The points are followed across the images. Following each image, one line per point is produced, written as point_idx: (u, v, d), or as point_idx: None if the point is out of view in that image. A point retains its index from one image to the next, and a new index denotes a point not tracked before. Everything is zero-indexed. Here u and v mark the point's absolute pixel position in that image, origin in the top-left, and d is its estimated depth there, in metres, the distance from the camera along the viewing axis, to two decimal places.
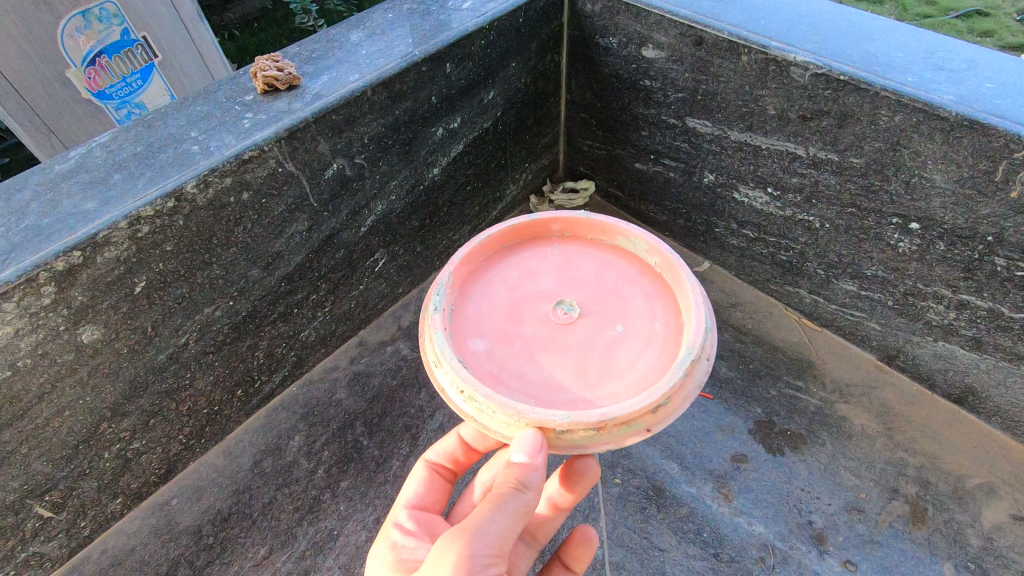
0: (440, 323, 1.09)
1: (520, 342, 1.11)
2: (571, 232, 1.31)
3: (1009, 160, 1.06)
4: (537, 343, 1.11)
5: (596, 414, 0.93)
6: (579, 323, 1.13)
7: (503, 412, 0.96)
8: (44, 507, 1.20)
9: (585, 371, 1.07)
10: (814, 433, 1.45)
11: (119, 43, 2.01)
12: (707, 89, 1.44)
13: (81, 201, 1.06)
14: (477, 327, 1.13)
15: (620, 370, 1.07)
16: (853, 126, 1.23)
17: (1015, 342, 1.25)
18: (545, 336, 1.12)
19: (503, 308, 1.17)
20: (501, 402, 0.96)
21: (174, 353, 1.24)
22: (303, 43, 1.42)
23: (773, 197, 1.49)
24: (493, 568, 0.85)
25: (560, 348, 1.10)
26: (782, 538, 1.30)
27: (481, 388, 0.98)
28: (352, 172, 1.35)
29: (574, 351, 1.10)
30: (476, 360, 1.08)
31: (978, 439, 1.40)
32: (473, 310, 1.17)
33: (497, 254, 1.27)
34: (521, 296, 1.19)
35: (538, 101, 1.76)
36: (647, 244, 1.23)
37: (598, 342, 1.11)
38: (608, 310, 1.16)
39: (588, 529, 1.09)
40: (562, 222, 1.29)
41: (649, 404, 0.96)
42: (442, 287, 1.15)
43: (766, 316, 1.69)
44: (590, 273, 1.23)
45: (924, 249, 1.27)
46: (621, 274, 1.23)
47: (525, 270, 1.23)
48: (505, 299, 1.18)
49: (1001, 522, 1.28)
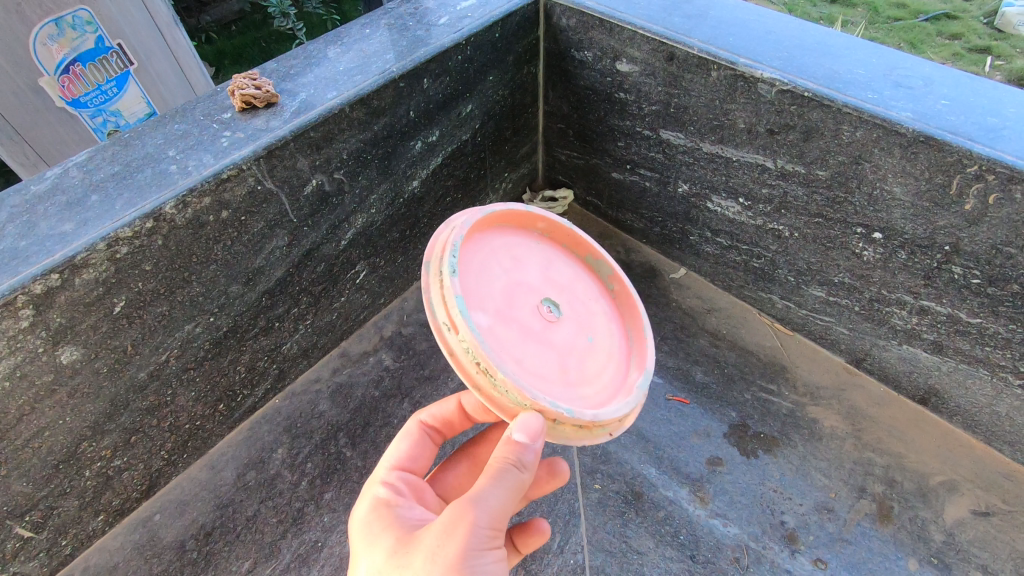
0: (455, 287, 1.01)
1: (518, 326, 1.08)
2: (551, 235, 1.32)
3: (963, 174, 1.11)
4: (531, 330, 1.10)
5: (589, 413, 1.02)
6: (560, 324, 1.15)
7: (517, 394, 0.95)
8: (24, 527, 1.20)
9: (566, 371, 1.09)
10: (786, 435, 1.50)
11: (94, 50, 1.99)
12: (679, 103, 1.48)
13: (59, 222, 1.06)
14: (480, 300, 1.05)
15: (591, 375, 1.13)
16: (818, 140, 1.27)
17: (973, 346, 1.30)
18: (535, 327, 1.11)
19: (501, 288, 1.12)
20: (518, 385, 0.95)
21: (155, 371, 1.24)
22: (281, 60, 1.43)
23: (744, 207, 1.53)
24: (493, 542, 0.88)
25: (546, 344, 1.10)
26: (756, 539, 1.34)
27: (501, 367, 0.95)
28: (331, 187, 1.36)
29: (557, 349, 1.11)
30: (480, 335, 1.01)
31: (941, 438, 1.46)
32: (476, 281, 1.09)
33: (490, 233, 1.21)
34: (514, 282, 1.15)
35: (515, 113, 1.78)
36: (610, 272, 1.31)
37: (575, 346, 1.15)
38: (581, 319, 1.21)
39: (542, 523, 1.13)
40: (547, 222, 1.29)
41: (624, 412, 1.07)
42: (454, 251, 1.07)
43: (740, 322, 1.74)
44: (566, 279, 1.26)
45: (887, 258, 1.33)
46: (587, 289, 1.28)
47: (515, 257, 1.21)
48: (504, 278, 1.14)
49: (962, 517, 1.34)
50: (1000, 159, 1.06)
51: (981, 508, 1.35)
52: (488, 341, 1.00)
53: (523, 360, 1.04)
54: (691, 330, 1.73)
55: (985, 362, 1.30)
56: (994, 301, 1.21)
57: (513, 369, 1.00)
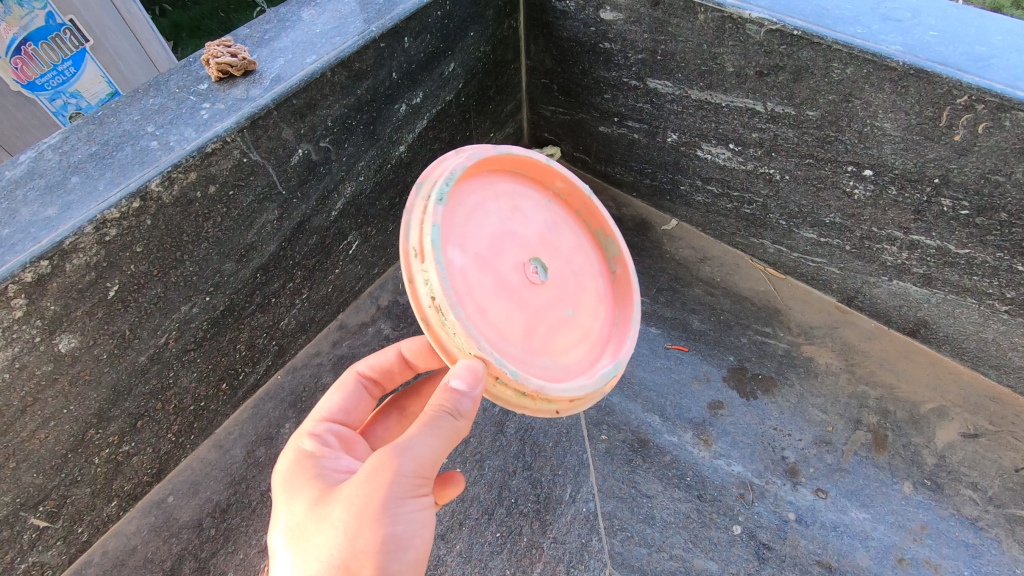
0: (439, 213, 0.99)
1: (494, 275, 1.06)
2: (565, 196, 1.31)
3: (952, 105, 1.12)
4: (511, 281, 1.08)
5: (534, 383, 1.00)
6: (543, 287, 1.13)
7: (464, 339, 0.94)
8: (39, 517, 1.19)
9: (531, 333, 1.08)
10: (783, 374, 1.54)
11: (45, 28, 1.89)
12: (666, 50, 1.45)
13: (41, 207, 1.02)
14: (462, 238, 1.04)
15: (556, 351, 1.11)
16: (808, 80, 1.27)
17: (961, 276, 1.34)
18: (516, 280, 1.08)
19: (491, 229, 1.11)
20: (467, 330, 0.94)
21: (155, 354, 1.22)
22: (253, 25, 1.37)
23: (734, 152, 1.53)
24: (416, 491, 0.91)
25: (521, 302, 1.08)
26: (759, 475, 1.39)
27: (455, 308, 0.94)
28: (318, 156, 1.33)
29: (529, 312, 1.09)
30: (454, 268, 0.99)
31: (930, 367, 1.52)
32: (473, 218, 1.09)
33: (501, 173, 1.22)
34: (509, 227, 1.14)
35: (498, 70, 1.74)
36: (617, 252, 1.29)
37: (551, 317, 1.13)
38: (569, 290, 1.19)
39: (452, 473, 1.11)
40: (567, 183, 1.28)
41: (569, 394, 1.05)
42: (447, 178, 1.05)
43: (733, 269, 1.76)
44: (568, 245, 1.24)
45: (877, 195, 1.34)
46: (588, 263, 1.27)
47: (518, 208, 1.19)
48: (499, 222, 1.13)
49: (952, 441, 1.40)
50: (990, 87, 1.07)
51: (969, 430, 1.42)
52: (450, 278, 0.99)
53: (485, 313, 1.01)
54: (686, 280, 1.75)
55: (973, 291, 1.34)
56: (982, 231, 1.23)
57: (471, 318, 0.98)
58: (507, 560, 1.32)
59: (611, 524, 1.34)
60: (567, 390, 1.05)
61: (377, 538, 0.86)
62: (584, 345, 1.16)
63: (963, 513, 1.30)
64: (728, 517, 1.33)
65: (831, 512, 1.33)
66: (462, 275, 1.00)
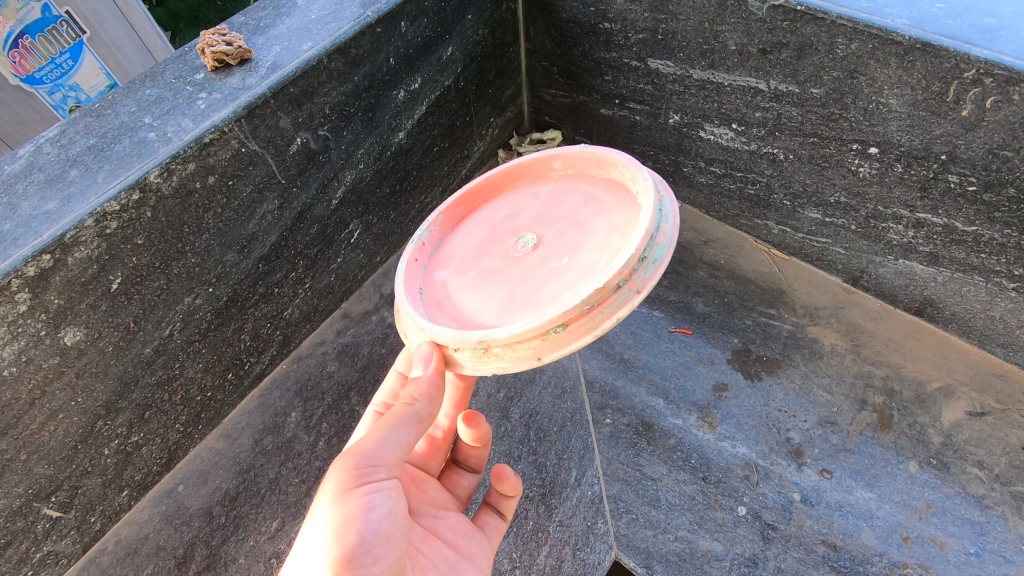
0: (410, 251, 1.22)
1: (478, 271, 1.19)
2: (573, 169, 1.32)
3: (959, 79, 1.10)
4: (490, 270, 1.18)
5: (477, 335, 0.98)
6: (531, 253, 1.16)
7: (416, 329, 1.07)
8: (52, 507, 1.21)
9: (511, 298, 1.09)
10: (788, 355, 1.53)
11: (41, 20, 1.87)
12: (667, 29, 1.43)
13: (41, 201, 1.02)
14: (447, 258, 1.24)
15: (542, 299, 1.06)
16: (812, 56, 1.25)
17: (967, 254, 1.32)
18: (497, 265, 1.18)
19: (479, 241, 1.26)
20: (416, 318, 1.07)
21: (160, 346, 1.23)
22: (248, 12, 1.35)
23: (738, 132, 1.51)
24: (377, 476, 0.94)
25: (501, 277, 1.15)
26: (764, 456, 1.39)
27: (407, 304, 1.10)
28: (317, 144, 1.32)
29: (512, 281, 1.13)
30: (431, 286, 1.19)
31: (936, 346, 1.51)
32: (460, 240, 1.28)
33: (499, 194, 1.36)
34: (497, 231, 1.26)
35: (496, 53, 1.72)
36: (631, 175, 1.17)
37: (539, 273, 1.12)
38: (564, 243, 1.16)
39: (501, 467, 1.16)
40: (562, 158, 1.31)
41: (535, 327, 0.95)
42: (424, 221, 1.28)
43: (737, 251, 1.75)
44: (570, 208, 1.24)
45: (882, 172, 1.32)
46: (598, 209, 1.21)
47: (513, 209, 1.30)
48: (488, 233, 1.27)
49: (958, 419, 1.40)
50: (998, 60, 1.05)
51: (976, 409, 1.41)
52: (427, 292, 1.18)
53: (462, 303, 1.14)
54: (690, 263, 1.74)
55: (980, 269, 1.33)
56: (990, 208, 1.22)
57: (439, 315, 1.12)
58: (513, 543, 1.33)
59: (616, 507, 1.35)
60: (511, 330, 0.96)
61: (341, 518, 0.89)
62: (579, 281, 1.05)
63: (969, 491, 1.30)
64: (733, 498, 1.34)
65: (836, 492, 1.33)
66: (443, 286, 1.19)
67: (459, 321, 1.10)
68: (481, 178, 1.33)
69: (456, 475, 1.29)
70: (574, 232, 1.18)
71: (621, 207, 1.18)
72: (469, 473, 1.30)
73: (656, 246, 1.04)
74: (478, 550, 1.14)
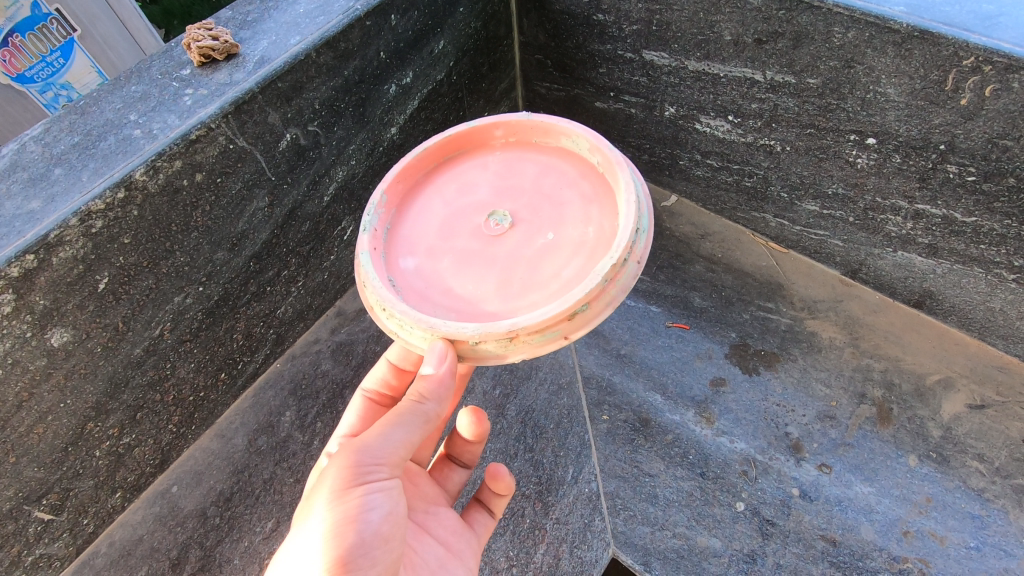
0: (370, 243, 1.11)
1: (452, 256, 1.12)
2: (515, 136, 1.27)
3: (958, 68, 1.08)
4: (469, 253, 1.12)
5: (504, 325, 0.93)
6: (510, 233, 1.12)
7: (417, 327, 0.99)
8: (43, 510, 1.20)
9: (509, 282, 1.06)
10: (786, 349, 1.52)
11: (31, 19, 1.85)
12: (661, 19, 1.41)
13: (25, 200, 1.01)
14: (410, 244, 1.14)
15: (544, 280, 1.05)
16: (808, 46, 1.23)
17: (967, 245, 1.31)
18: (475, 248, 1.12)
19: (439, 222, 1.17)
20: (415, 317, 0.98)
21: (150, 346, 1.22)
22: (235, 6, 1.33)
23: (734, 124, 1.49)
24: (378, 475, 0.93)
25: (487, 261, 1.10)
26: (762, 451, 1.37)
27: (398, 304, 1.00)
28: (307, 140, 1.30)
29: (501, 264, 1.09)
30: (404, 278, 1.10)
31: (936, 339, 1.49)
32: (417, 222, 1.18)
33: (440, 167, 1.26)
34: (457, 210, 1.19)
35: (489, 47, 1.70)
36: (589, 143, 1.17)
37: (527, 254, 1.09)
38: (543, 219, 1.14)
39: (496, 466, 1.16)
40: (504, 126, 1.25)
41: (563, 310, 0.93)
42: (374, 206, 1.16)
43: (735, 244, 1.73)
44: (529, 180, 1.21)
45: (881, 163, 1.31)
46: (560, 179, 1.19)
47: (464, 184, 1.23)
48: (447, 213, 1.19)
49: (958, 412, 1.38)
50: (997, 48, 1.03)
51: (976, 401, 1.40)
52: (402, 286, 1.08)
53: (449, 291, 1.07)
54: (687, 257, 1.73)
55: (980, 260, 1.31)
56: (990, 198, 1.20)
57: (428, 308, 1.05)
58: (510, 542, 1.32)
59: (614, 504, 1.34)
60: (542, 315, 0.93)
61: (337, 518, 0.87)
62: (576, 260, 1.05)
63: (970, 485, 1.29)
64: (731, 494, 1.33)
65: (836, 486, 1.32)
66: (416, 275, 1.10)
67: (455, 312, 1.04)
68: (419, 151, 1.23)
69: (448, 471, 1.27)
70: (545, 206, 1.16)
71: (586, 176, 1.18)
72: (461, 468, 1.28)
73: (644, 217, 1.07)
74: (467, 548, 1.13)
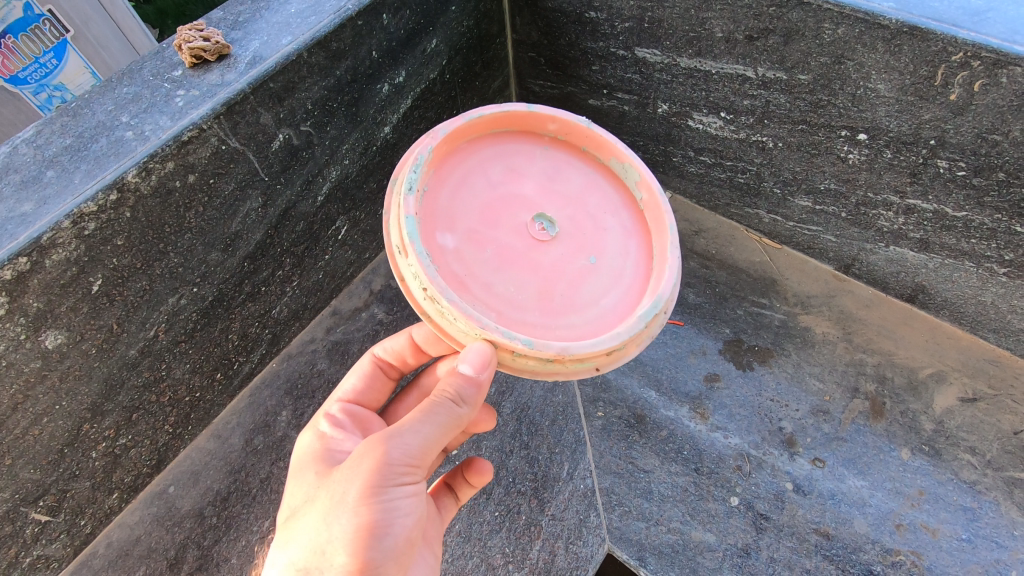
0: (414, 206, 1.01)
1: (495, 245, 1.06)
2: (565, 136, 1.24)
3: (947, 63, 1.09)
4: (511, 247, 1.07)
5: (556, 346, 0.95)
6: (554, 240, 1.10)
7: (465, 322, 0.94)
8: (40, 512, 1.20)
9: (550, 294, 1.05)
10: (780, 345, 1.53)
11: (23, 20, 1.84)
12: (653, 16, 1.41)
13: (17, 203, 1.01)
14: (451, 218, 1.05)
15: (583, 303, 1.06)
16: (799, 42, 1.23)
17: (958, 240, 1.31)
18: (519, 244, 1.08)
19: (480, 205, 1.10)
20: (466, 312, 0.93)
21: (145, 347, 1.22)
22: (226, 6, 1.33)
23: (726, 121, 1.49)
24: (407, 478, 0.96)
25: (531, 264, 1.06)
26: (756, 446, 1.38)
27: (446, 293, 0.94)
28: (299, 140, 1.30)
29: (543, 273, 1.06)
30: (443, 255, 1.01)
31: (928, 333, 1.50)
32: (460, 195, 1.09)
33: (484, 140, 1.18)
34: (500, 195, 1.12)
35: (482, 45, 1.70)
36: (639, 177, 1.20)
37: (570, 269, 1.09)
38: (585, 237, 1.13)
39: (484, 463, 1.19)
40: (560, 122, 1.21)
41: (608, 347, 0.99)
42: (419, 164, 1.05)
43: (728, 240, 1.74)
44: (575, 190, 1.18)
45: (872, 159, 1.31)
46: (604, 201, 1.20)
47: (510, 168, 1.16)
48: (490, 194, 1.12)
49: (951, 406, 1.39)
50: (986, 43, 1.04)
51: (968, 395, 1.41)
52: (441, 266, 0.99)
53: (489, 286, 1.02)
54: (681, 253, 1.73)
55: (971, 255, 1.32)
56: (980, 193, 1.21)
57: (469, 298, 0.99)
58: (506, 538, 1.32)
59: (609, 500, 1.35)
60: (593, 347, 0.97)
61: (363, 522, 0.91)
62: (613, 290, 1.09)
63: (961, 477, 1.30)
64: (725, 489, 1.34)
65: (829, 480, 1.33)
66: (456, 256, 1.02)
67: (496, 311, 1.00)
68: (474, 118, 1.13)
69: None
70: (587, 222, 1.15)
71: (626, 207, 1.20)
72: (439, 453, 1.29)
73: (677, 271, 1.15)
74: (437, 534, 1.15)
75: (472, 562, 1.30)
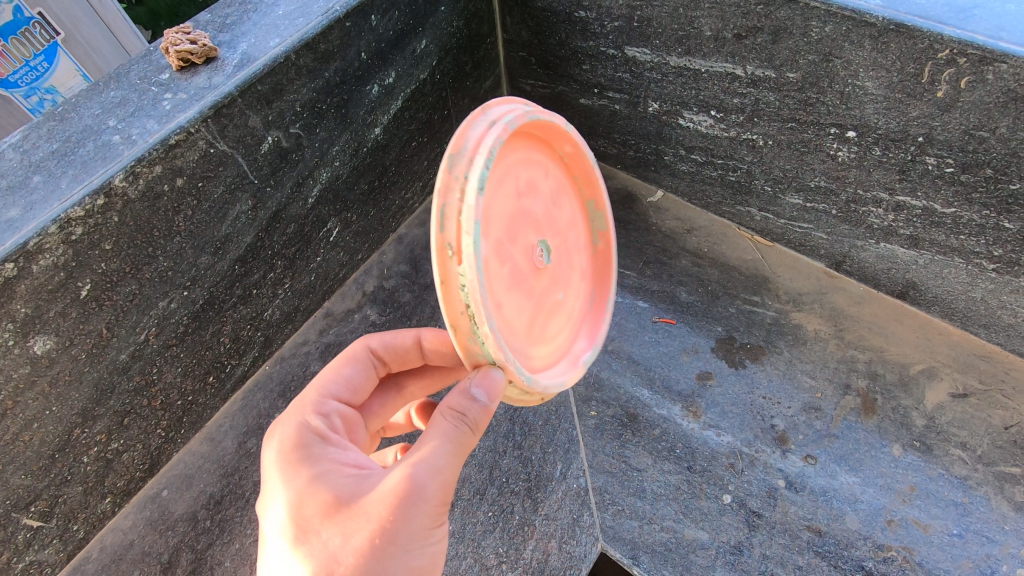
0: (478, 209, 0.84)
1: (512, 264, 0.98)
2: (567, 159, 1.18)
3: (934, 60, 1.09)
4: (521, 270, 1.01)
5: (541, 386, 1.01)
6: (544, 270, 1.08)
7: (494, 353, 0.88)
8: (32, 517, 1.20)
9: (533, 326, 1.06)
10: (772, 342, 1.53)
11: (13, 23, 1.83)
12: (642, 15, 1.41)
13: (4, 208, 1.00)
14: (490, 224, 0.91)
15: (550, 337, 1.11)
16: (787, 40, 1.23)
17: (947, 236, 1.32)
18: (525, 269, 1.02)
19: (513, 213, 0.98)
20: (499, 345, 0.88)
21: (136, 351, 1.22)
22: (214, 8, 1.33)
23: (716, 119, 1.49)
24: (441, 514, 0.91)
25: (527, 291, 1.03)
26: (749, 444, 1.39)
27: (489, 322, 0.86)
28: (289, 143, 1.30)
29: (533, 302, 1.05)
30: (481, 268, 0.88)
31: (919, 329, 1.51)
32: (499, 194, 0.94)
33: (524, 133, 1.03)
34: (522, 206, 1.02)
35: (473, 45, 1.70)
36: (603, 227, 1.25)
37: (548, 302, 1.11)
38: (561, 271, 1.15)
39: None
40: (575, 148, 1.14)
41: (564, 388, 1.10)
42: (491, 156, 0.88)
43: (720, 238, 1.74)
44: (564, 221, 1.16)
45: (862, 156, 1.31)
46: (578, 236, 1.22)
47: (532, 177, 1.06)
48: (517, 200, 1.01)
49: (942, 401, 1.40)
50: (971, 40, 1.04)
51: (959, 390, 1.41)
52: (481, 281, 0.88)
53: (500, 310, 0.95)
54: (673, 252, 1.73)
55: (960, 251, 1.32)
56: (968, 189, 1.21)
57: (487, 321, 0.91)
58: (499, 538, 1.33)
59: (602, 499, 1.36)
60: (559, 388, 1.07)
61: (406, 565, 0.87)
62: (565, 327, 1.17)
63: (953, 472, 1.31)
64: (718, 486, 1.34)
65: (821, 477, 1.33)
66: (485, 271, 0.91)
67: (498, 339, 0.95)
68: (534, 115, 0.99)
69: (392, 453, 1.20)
70: (565, 254, 1.16)
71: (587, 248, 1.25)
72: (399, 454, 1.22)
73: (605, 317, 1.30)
74: None
75: (466, 562, 1.30)
